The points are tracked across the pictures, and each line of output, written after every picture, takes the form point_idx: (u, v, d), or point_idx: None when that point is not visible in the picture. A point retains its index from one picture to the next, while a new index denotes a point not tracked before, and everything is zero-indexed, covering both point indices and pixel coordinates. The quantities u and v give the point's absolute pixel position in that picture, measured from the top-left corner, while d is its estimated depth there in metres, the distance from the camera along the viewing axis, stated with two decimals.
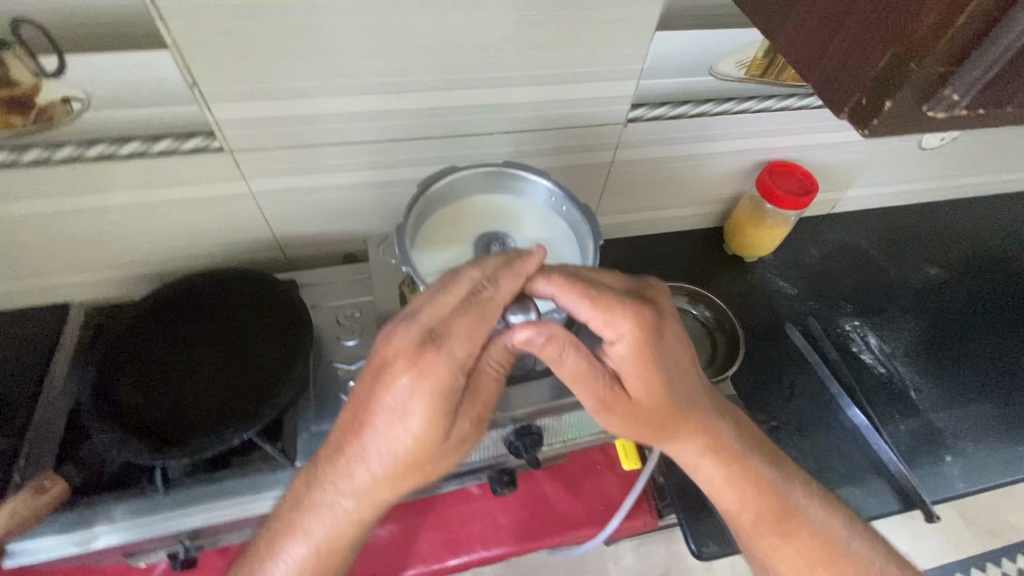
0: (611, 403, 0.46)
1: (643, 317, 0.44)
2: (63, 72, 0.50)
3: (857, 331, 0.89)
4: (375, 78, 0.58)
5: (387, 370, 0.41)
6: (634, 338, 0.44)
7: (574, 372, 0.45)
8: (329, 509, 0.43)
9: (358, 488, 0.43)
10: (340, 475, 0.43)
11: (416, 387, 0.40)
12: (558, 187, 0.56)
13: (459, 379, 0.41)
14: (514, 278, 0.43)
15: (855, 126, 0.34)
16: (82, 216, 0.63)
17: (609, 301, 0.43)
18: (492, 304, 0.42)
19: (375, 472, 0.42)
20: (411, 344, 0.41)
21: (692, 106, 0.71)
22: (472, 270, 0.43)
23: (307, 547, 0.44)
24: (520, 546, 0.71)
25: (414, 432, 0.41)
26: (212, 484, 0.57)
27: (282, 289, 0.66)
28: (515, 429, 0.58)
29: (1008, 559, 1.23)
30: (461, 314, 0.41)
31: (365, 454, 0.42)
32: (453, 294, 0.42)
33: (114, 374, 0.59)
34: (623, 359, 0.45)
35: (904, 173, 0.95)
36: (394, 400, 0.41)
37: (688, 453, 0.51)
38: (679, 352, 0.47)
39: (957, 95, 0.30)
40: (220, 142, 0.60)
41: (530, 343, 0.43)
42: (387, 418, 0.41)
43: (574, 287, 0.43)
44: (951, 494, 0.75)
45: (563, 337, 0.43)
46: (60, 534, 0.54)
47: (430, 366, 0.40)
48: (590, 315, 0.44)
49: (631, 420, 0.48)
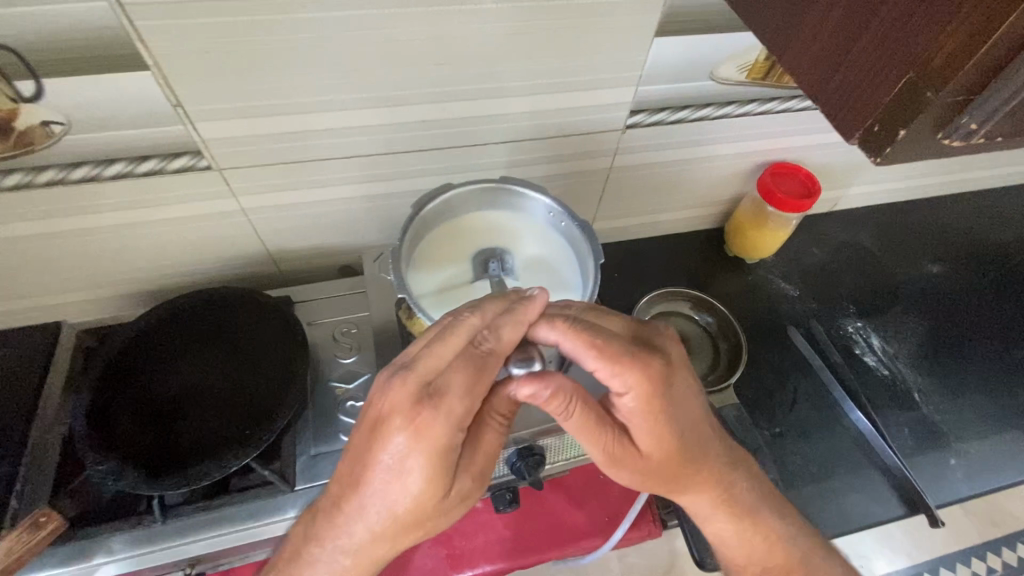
0: (621, 457, 0.46)
1: (651, 368, 0.42)
2: (41, 97, 0.49)
3: (860, 333, 0.88)
4: (368, 92, 0.56)
5: (383, 425, 0.39)
6: (643, 391, 0.42)
7: (583, 427, 0.44)
8: (327, 568, 0.43)
9: (355, 545, 0.42)
10: (337, 533, 0.42)
11: (414, 446, 0.39)
12: (557, 203, 0.55)
13: (458, 436, 0.40)
14: (517, 326, 0.42)
15: (866, 153, 0.33)
16: (68, 238, 0.61)
17: (617, 352, 0.41)
18: (494, 355, 0.41)
19: (372, 528, 0.41)
20: (408, 399, 0.39)
21: (691, 111, 0.69)
22: (471, 316, 0.42)
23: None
24: (524, 560, 0.70)
25: (412, 490, 0.40)
26: (212, 512, 0.57)
27: (277, 308, 0.65)
28: (517, 450, 0.57)
29: (1007, 548, 1.24)
30: (460, 366, 0.40)
31: (362, 510, 0.41)
32: (452, 343, 0.41)
33: (108, 401, 0.58)
34: (632, 412, 0.43)
35: (907, 170, 0.93)
36: (390, 458, 0.39)
37: (698, 504, 0.51)
38: (690, 403, 0.45)
39: (975, 123, 0.28)
40: (208, 160, 0.58)
41: (536, 399, 0.41)
42: (384, 475, 0.40)
43: (579, 337, 0.42)
44: (954, 497, 0.74)
45: (570, 392, 0.41)
46: (60, 566, 0.54)
47: (428, 425, 0.38)
48: (597, 368, 0.42)
49: (639, 471, 0.47)
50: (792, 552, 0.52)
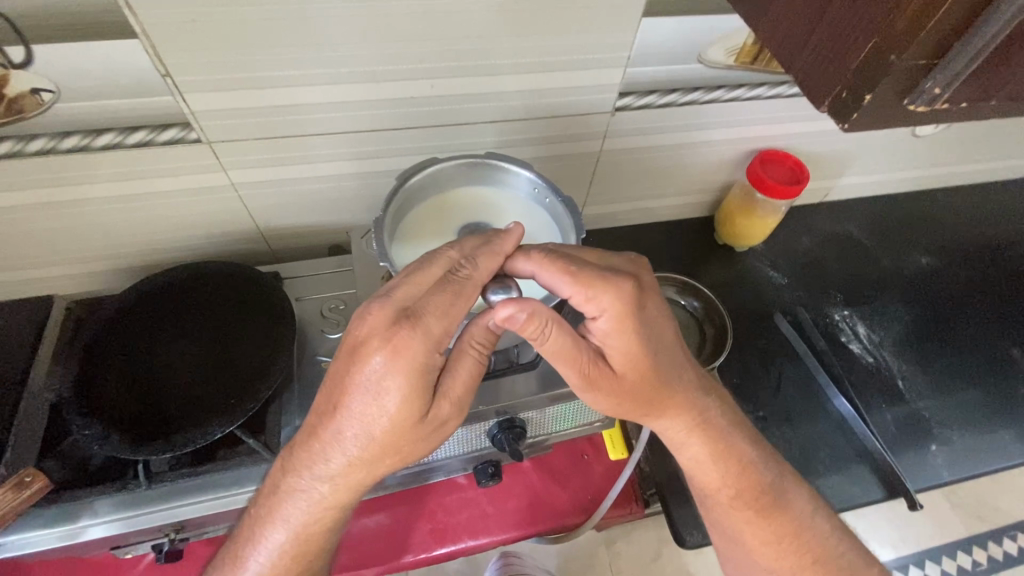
0: (596, 378, 0.46)
1: (624, 290, 0.44)
2: (31, 62, 0.49)
3: (846, 321, 0.89)
4: (359, 67, 0.57)
5: (362, 347, 0.41)
6: (616, 312, 0.44)
7: (558, 351, 0.44)
8: (305, 494, 0.44)
9: (333, 474, 0.43)
10: (315, 460, 0.43)
11: (391, 365, 0.40)
12: (540, 179, 0.55)
13: (435, 356, 0.42)
14: (493, 257, 0.44)
15: (835, 120, 0.34)
16: (58, 209, 0.62)
17: (591, 275, 0.44)
18: (471, 281, 0.43)
19: (350, 455, 0.42)
20: (386, 322, 0.41)
21: (680, 95, 0.70)
22: (450, 251, 0.45)
23: (286, 532, 0.45)
24: (508, 534, 0.72)
25: (389, 411, 0.41)
26: (195, 478, 0.58)
27: (265, 282, 0.65)
28: (500, 422, 0.58)
29: (993, 542, 1.25)
30: (438, 292, 0.42)
31: (340, 437, 0.42)
32: (432, 273, 0.43)
33: (96, 368, 0.59)
34: (606, 333, 0.45)
35: (897, 161, 0.93)
36: (368, 378, 0.40)
37: (675, 431, 0.52)
38: (662, 327, 0.48)
39: (938, 88, 0.29)
40: (197, 133, 0.59)
41: (513, 321, 0.42)
42: (363, 396, 0.41)
43: (554, 264, 0.44)
44: (934, 482, 0.75)
45: (545, 313, 0.42)
46: (46, 527, 0.54)
47: (405, 344, 0.40)
48: (572, 292, 0.44)
49: (615, 395, 0.48)
50: (764, 480, 0.54)
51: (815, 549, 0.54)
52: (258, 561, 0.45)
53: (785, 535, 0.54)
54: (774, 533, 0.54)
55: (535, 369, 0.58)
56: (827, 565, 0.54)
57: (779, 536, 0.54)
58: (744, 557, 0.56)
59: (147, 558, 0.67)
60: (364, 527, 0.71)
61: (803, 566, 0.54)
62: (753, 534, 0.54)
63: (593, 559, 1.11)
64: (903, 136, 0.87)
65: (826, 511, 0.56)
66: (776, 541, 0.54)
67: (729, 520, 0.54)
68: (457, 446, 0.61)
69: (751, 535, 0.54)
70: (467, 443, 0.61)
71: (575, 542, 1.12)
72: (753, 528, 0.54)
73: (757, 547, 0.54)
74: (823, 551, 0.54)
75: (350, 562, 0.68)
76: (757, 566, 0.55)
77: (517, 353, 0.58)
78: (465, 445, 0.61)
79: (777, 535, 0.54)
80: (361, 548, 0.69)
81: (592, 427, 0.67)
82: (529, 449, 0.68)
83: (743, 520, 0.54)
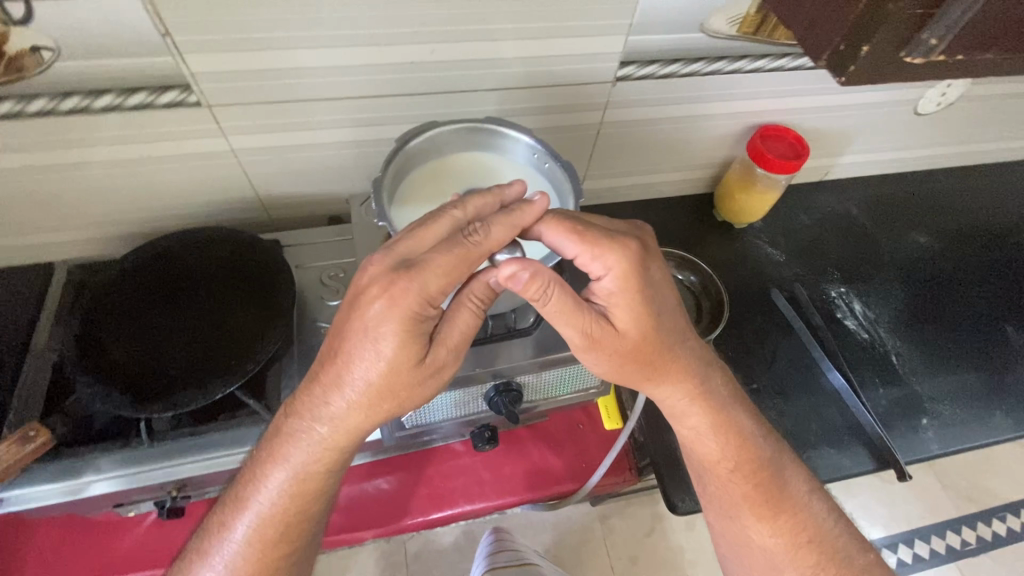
0: (598, 338, 0.47)
1: (628, 250, 0.46)
2: (32, 19, 0.49)
3: (842, 298, 0.89)
4: (360, 29, 0.56)
5: (362, 295, 0.42)
6: (621, 271, 0.46)
7: (562, 311, 0.45)
8: (306, 437, 0.45)
9: (333, 417, 0.45)
10: (317, 403, 0.45)
11: (388, 312, 0.42)
12: (540, 143, 0.55)
13: (427, 309, 0.43)
14: (508, 227, 0.45)
15: (832, 74, 0.35)
16: (58, 172, 0.62)
17: (597, 234, 0.46)
18: (480, 248, 0.44)
19: (349, 398, 0.44)
20: (386, 270, 0.43)
21: (682, 65, 0.70)
22: (454, 209, 0.45)
23: (286, 474, 0.46)
24: (503, 499, 0.73)
25: (386, 355, 0.42)
26: (196, 437, 0.59)
27: (265, 247, 0.66)
28: (496, 385, 0.59)
29: (983, 523, 1.26)
30: (444, 249, 0.43)
31: (341, 381, 0.44)
32: (436, 229, 0.44)
33: (98, 330, 0.60)
34: (610, 293, 0.47)
35: (898, 139, 0.93)
36: (366, 324, 0.42)
37: (673, 395, 0.53)
38: (665, 290, 0.49)
39: (935, 38, 0.30)
40: (197, 96, 0.58)
41: (515, 280, 0.43)
42: (361, 341, 0.43)
43: (561, 226, 0.46)
44: (924, 455, 0.76)
45: (548, 275, 0.43)
46: (50, 482, 0.56)
47: (401, 294, 0.41)
48: (578, 251, 0.46)
49: (616, 355, 0.48)
50: (759, 450, 0.55)
51: (810, 528, 0.54)
52: (259, 502, 0.47)
53: (781, 511, 0.54)
54: (759, 500, 0.54)
55: (533, 334, 0.58)
56: (822, 546, 0.54)
57: (765, 499, 0.54)
58: (742, 536, 0.55)
59: (150, 517, 0.69)
60: (363, 491, 0.73)
61: (798, 546, 0.54)
62: (750, 508, 0.54)
63: (588, 533, 1.13)
64: (904, 112, 0.86)
65: (820, 493, 0.57)
66: (772, 519, 0.54)
67: (725, 493, 0.55)
68: (454, 410, 0.62)
69: (748, 510, 0.55)
70: (463, 406, 0.62)
71: (570, 516, 1.14)
72: (750, 504, 0.54)
73: (754, 523, 0.55)
74: (820, 532, 0.54)
75: (346, 523, 0.71)
76: (754, 546, 0.55)
77: (514, 319, 0.59)
78: (462, 408, 0.62)
79: (761, 498, 0.54)
80: (358, 510, 0.72)
81: (587, 394, 0.68)
82: (525, 416, 0.70)
83: (740, 494, 0.55)
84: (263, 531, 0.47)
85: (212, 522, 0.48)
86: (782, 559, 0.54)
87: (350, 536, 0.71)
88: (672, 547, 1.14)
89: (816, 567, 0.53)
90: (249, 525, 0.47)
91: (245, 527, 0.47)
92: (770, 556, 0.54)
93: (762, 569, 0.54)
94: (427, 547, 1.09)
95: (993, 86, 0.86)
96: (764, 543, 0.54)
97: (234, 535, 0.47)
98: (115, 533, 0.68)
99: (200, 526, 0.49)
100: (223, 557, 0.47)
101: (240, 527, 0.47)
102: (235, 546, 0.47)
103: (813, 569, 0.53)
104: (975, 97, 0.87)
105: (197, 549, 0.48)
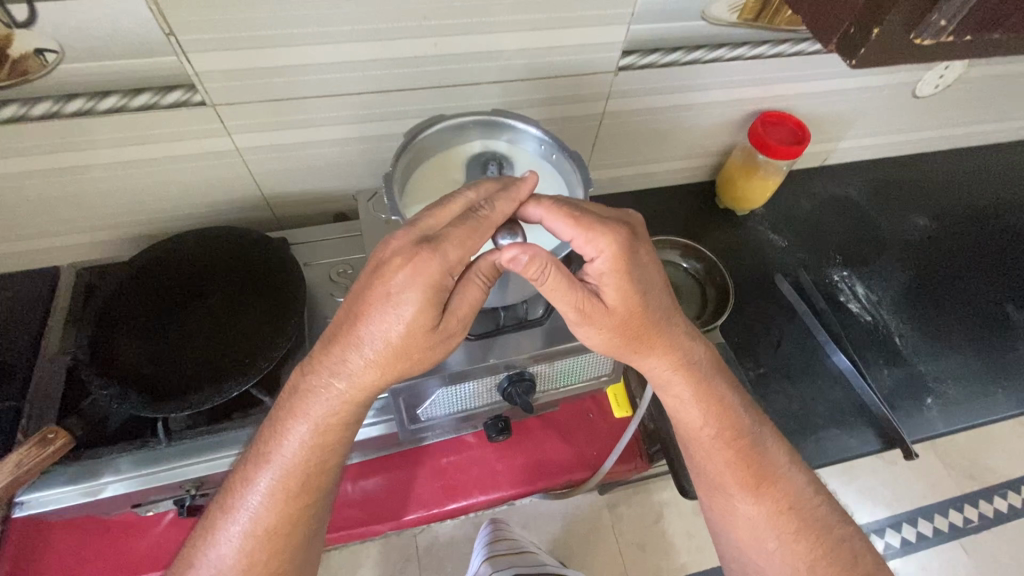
0: (590, 313, 0.47)
1: (619, 233, 0.46)
2: (35, 21, 0.48)
3: (845, 281, 0.90)
4: (365, 24, 0.56)
5: (385, 266, 0.43)
6: (613, 254, 0.46)
7: (558, 289, 0.45)
8: (325, 393, 0.46)
9: (352, 373, 0.45)
10: (335, 361, 0.45)
11: (412, 281, 0.42)
12: (547, 134, 0.56)
13: (448, 278, 0.44)
14: (508, 201, 0.46)
15: (843, 57, 0.35)
16: (62, 175, 0.62)
17: (592, 219, 0.46)
18: (487, 221, 0.45)
19: (368, 356, 0.45)
20: (409, 243, 0.44)
21: (683, 53, 0.70)
22: (468, 192, 0.46)
23: (308, 426, 0.47)
24: (517, 489, 0.74)
25: (405, 318, 0.43)
26: (213, 436, 0.60)
27: (273, 246, 0.66)
28: (509, 375, 0.60)
29: (984, 500, 1.28)
30: (458, 223, 0.44)
31: (360, 341, 0.44)
32: (452, 209, 0.45)
33: (111, 331, 0.60)
34: (601, 273, 0.47)
35: (897, 122, 0.94)
36: (389, 291, 0.43)
37: (659, 369, 0.54)
38: (653, 272, 0.49)
39: (945, 19, 0.31)
40: (202, 95, 0.58)
41: (515, 263, 0.44)
42: (382, 306, 0.43)
43: (559, 210, 0.46)
44: (929, 434, 0.77)
45: (547, 257, 0.43)
46: (69, 484, 0.56)
47: (423, 265, 0.42)
48: (573, 234, 0.46)
49: (605, 330, 0.49)
50: (739, 420, 0.56)
51: (790, 495, 0.55)
52: (281, 456, 0.47)
53: (763, 479, 0.55)
54: (740, 466, 0.55)
55: (543, 324, 0.58)
56: (802, 513, 0.54)
57: (745, 463, 0.55)
58: (726, 507, 0.56)
59: (168, 516, 0.70)
60: (376, 486, 0.73)
61: (778, 513, 0.54)
62: (732, 476, 0.55)
63: (596, 521, 1.14)
64: (903, 96, 0.87)
65: (799, 462, 0.58)
66: (755, 488, 0.55)
67: (709, 462, 0.56)
68: (472, 401, 0.64)
69: (731, 478, 0.55)
70: (478, 397, 0.63)
71: (579, 505, 1.15)
72: (732, 471, 0.55)
73: (737, 492, 0.55)
74: (800, 498, 0.55)
75: (362, 517, 0.72)
76: (736, 515, 0.55)
77: (525, 310, 0.59)
78: (474, 399, 0.63)
79: (743, 462, 0.55)
80: (372, 505, 0.72)
81: (598, 381, 0.69)
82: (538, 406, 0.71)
83: (723, 461, 0.55)
84: (283, 505, 0.48)
85: (238, 477, 0.49)
86: (765, 527, 0.54)
87: (365, 530, 0.71)
88: (680, 532, 1.16)
89: (796, 535, 0.53)
90: (273, 477, 0.47)
91: (269, 479, 0.48)
92: (752, 521, 0.54)
93: (746, 536, 0.55)
94: (438, 540, 1.10)
95: (991, 66, 0.86)
96: (750, 515, 0.55)
97: (258, 487, 0.48)
98: (135, 531, 0.69)
99: (222, 487, 0.50)
100: (249, 510, 0.48)
101: (265, 479, 0.47)
102: (247, 514, 0.47)
103: (794, 536, 0.53)
104: (974, 77, 0.88)
105: (223, 506, 0.49)
